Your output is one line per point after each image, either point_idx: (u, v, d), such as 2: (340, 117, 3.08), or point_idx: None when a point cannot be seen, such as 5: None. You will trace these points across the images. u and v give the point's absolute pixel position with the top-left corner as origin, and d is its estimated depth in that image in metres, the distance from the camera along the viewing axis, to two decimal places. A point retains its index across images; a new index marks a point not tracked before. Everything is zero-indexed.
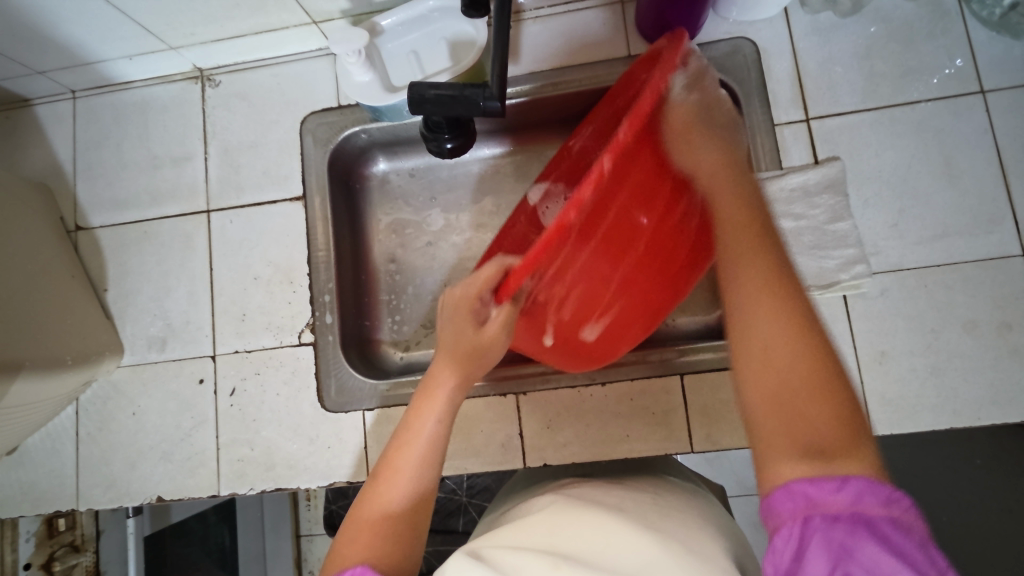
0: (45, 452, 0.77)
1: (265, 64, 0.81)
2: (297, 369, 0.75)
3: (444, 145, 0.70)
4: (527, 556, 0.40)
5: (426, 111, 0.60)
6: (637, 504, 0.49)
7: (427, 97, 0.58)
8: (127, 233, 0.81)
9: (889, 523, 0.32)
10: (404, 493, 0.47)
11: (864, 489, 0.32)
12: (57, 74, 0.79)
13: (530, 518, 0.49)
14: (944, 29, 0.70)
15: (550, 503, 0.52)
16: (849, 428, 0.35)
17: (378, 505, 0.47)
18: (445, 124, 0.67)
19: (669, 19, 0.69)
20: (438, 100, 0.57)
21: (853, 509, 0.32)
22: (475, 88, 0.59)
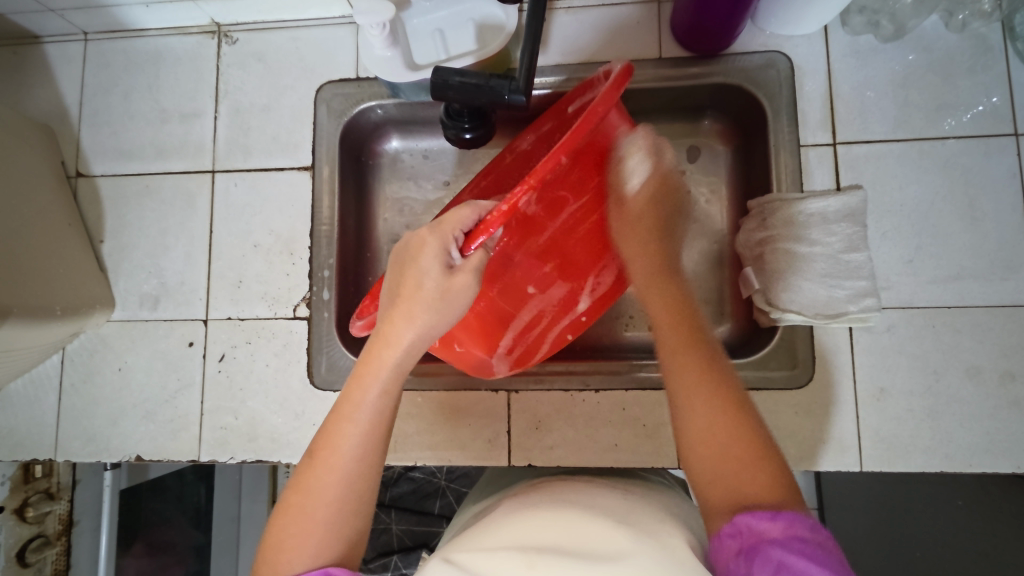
0: (27, 399, 0.76)
1: (286, 26, 0.79)
2: (289, 342, 0.74)
3: (462, 134, 0.68)
4: (495, 556, 0.39)
5: (448, 98, 0.58)
6: (611, 503, 0.47)
7: (451, 83, 0.57)
8: (129, 185, 0.79)
9: (817, 545, 0.37)
10: (328, 507, 0.45)
11: (791, 518, 0.38)
12: (70, 13, 0.76)
13: (495, 517, 0.49)
14: (984, 65, 0.68)
15: (520, 501, 0.51)
16: (747, 445, 0.42)
17: (305, 522, 0.45)
18: (466, 113, 0.66)
19: (705, 26, 0.67)
20: (462, 87, 0.56)
21: (786, 533, 0.37)
22: (502, 79, 0.57)
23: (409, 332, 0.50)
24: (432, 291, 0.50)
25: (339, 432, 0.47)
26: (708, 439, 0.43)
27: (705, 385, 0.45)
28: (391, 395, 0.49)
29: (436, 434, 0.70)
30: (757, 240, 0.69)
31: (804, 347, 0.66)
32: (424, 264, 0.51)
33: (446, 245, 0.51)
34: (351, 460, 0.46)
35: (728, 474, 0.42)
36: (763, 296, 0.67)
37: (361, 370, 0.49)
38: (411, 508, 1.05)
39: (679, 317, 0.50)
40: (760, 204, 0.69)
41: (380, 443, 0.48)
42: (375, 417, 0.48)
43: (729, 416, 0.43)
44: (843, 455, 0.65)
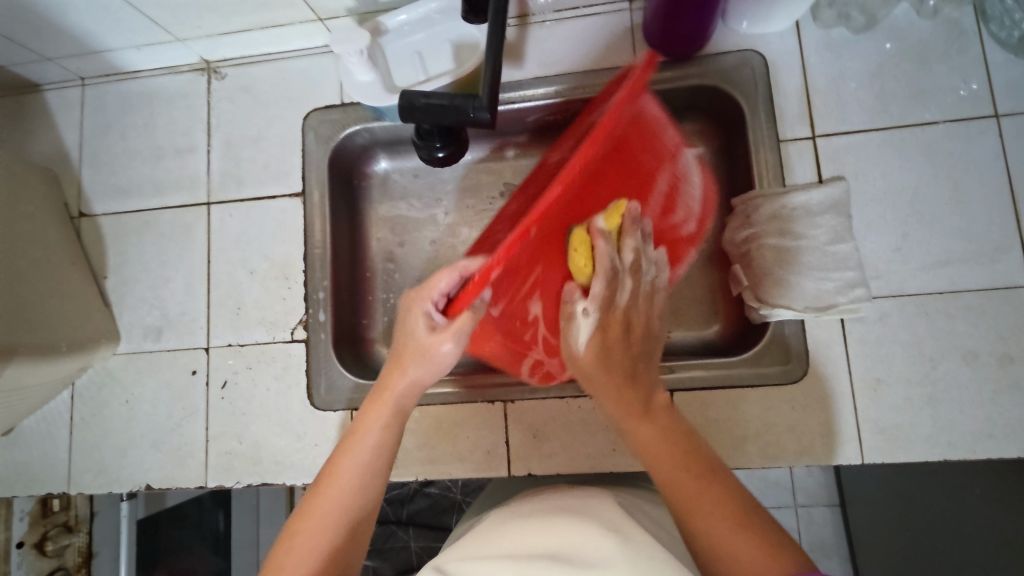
0: (41, 434, 0.78)
1: (272, 59, 0.81)
2: (288, 365, 0.75)
3: (435, 153, 0.69)
4: (488, 564, 0.41)
5: (417, 119, 0.59)
6: (599, 508, 0.49)
7: (417, 104, 0.57)
8: (129, 222, 0.81)
9: None
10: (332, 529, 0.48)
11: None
12: (65, 61, 0.80)
13: (486, 529, 0.50)
14: (960, 49, 0.68)
15: (514, 510, 0.52)
16: (734, 509, 0.45)
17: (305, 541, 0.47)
18: (436, 132, 0.67)
19: (676, 29, 0.68)
20: (427, 107, 0.57)
21: None
22: (466, 97, 0.58)
23: (408, 376, 0.55)
24: (418, 347, 0.54)
25: (345, 460, 0.51)
26: (711, 510, 0.44)
27: (690, 485, 0.46)
28: (392, 431, 0.53)
29: (436, 448, 0.71)
30: (743, 237, 0.69)
31: (797, 341, 0.66)
32: (413, 326, 0.55)
33: (429, 310, 0.55)
34: (359, 482, 0.50)
35: (729, 554, 0.42)
36: (752, 293, 0.67)
37: (370, 404, 0.55)
38: (429, 524, 1.06)
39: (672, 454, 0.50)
40: (743, 202, 0.69)
41: (382, 467, 0.52)
42: (375, 456, 0.51)
43: (738, 532, 0.43)
44: (844, 448, 0.64)
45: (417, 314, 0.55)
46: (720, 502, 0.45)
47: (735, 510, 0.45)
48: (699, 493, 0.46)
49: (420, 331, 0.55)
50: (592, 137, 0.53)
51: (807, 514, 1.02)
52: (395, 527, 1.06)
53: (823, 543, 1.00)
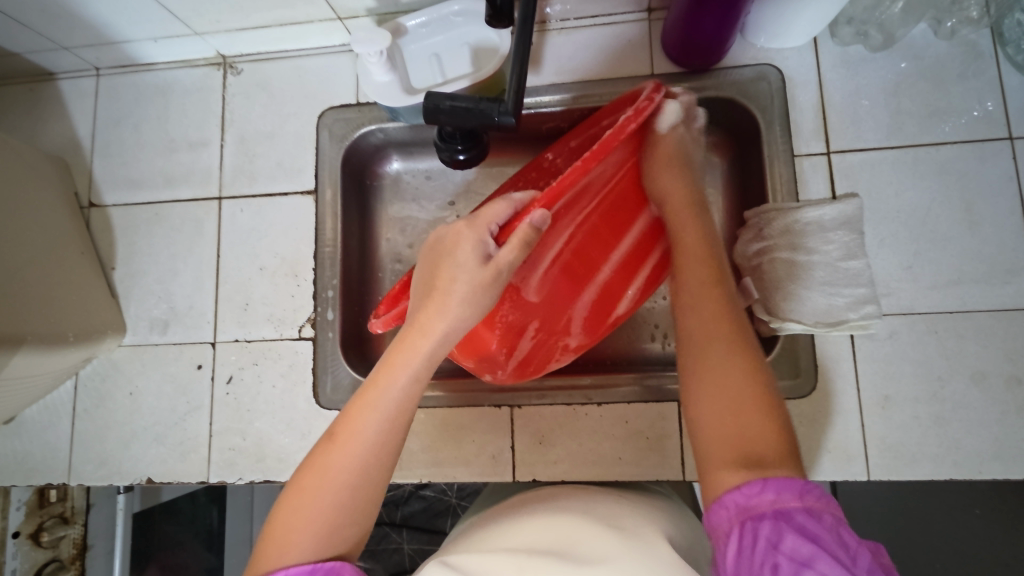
0: (42, 424, 0.78)
1: (289, 56, 0.81)
2: (294, 362, 0.75)
3: (456, 156, 0.69)
4: (493, 558, 0.40)
5: (440, 122, 0.59)
6: (605, 509, 0.48)
7: (442, 107, 0.57)
8: (139, 213, 0.81)
9: (802, 513, 0.37)
10: (342, 490, 0.46)
11: (780, 485, 0.39)
12: (82, 50, 0.80)
13: (480, 528, 0.50)
14: (976, 71, 0.68)
15: (523, 507, 0.52)
16: (774, 430, 0.42)
17: (316, 502, 0.45)
18: (458, 136, 0.67)
19: (696, 41, 0.68)
20: (453, 110, 0.57)
21: (774, 507, 0.38)
22: (491, 102, 0.58)
23: (442, 323, 0.51)
24: (463, 271, 0.52)
25: (363, 415, 0.48)
26: (732, 420, 0.43)
27: (728, 367, 0.46)
28: (419, 382, 0.50)
29: (441, 450, 0.71)
30: (754, 250, 0.69)
31: (806, 356, 0.66)
32: (458, 256, 0.52)
33: (482, 237, 0.53)
34: (370, 445, 0.47)
35: (731, 433, 0.43)
36: (763, 306, 0.67)
37: (393, 357, 0.50)
38: (422, 526, 1.05)
39: (727, 327, 0.49)
40: (755, 215, 0.69)
41: (401, 430, 0.49)
42: (400, 402, 0.48)
43: (754, 408, 0.44)
44: (850, 465, 0.64)
45: (466, 238, 0.53)
46: (738, 369, 0.45)
47: (757, 391, 0.44)
48: (727, 368, 0.46)
49: (473, 262, 0.52)
50: (604, 140, 0.54)
51: None
52: (388, 529, 1.06)
53: None
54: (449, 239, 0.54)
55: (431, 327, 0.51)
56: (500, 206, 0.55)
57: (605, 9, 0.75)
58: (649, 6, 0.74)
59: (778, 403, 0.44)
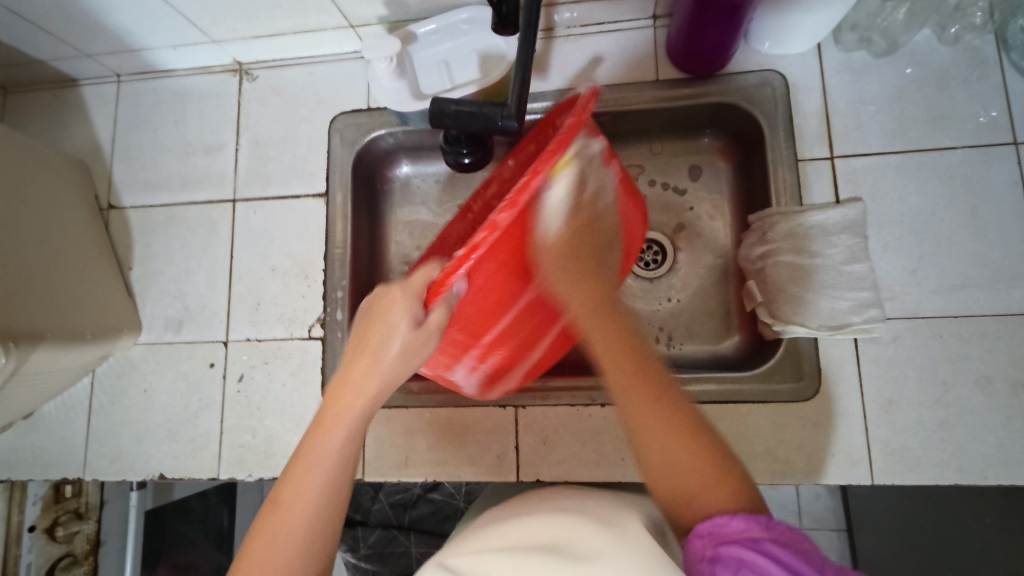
0: (60, 419, 0.80)
1: (302, 63, 0.84)
2: (304, 361, 0.77)
3: (462, 159, 0.71)
4: (487, 557, 0.40)
5: (445, 125, 0.60)
6: (599, 509, 0.48)
7: (447, 110, 0.59)
8: (156, 215, 0.83)
9: (771, 542, 0.40)
10: (306, 520, 0.46)
11: (748, 517, 0.41)
12: (104, 58, 0.82)
13: (469, 534, 0.50)
14: (980, 77, 0.69)
15: (517, 509, 0.52)
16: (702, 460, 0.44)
17: (282, 533, 0.45)
18: (464, 138, 0.69)
19: (700, 47, 0.69)
20: (457, 114, 0.58)
21: (743, 534, 0.40)
22: (494, 106, 0.59)
23: (387, 364, 0.50)
24: (393, 334, 0.50)
25: (318, 450, 0.48)
26: (671, 466, 0.44)
27: (657, 408, 0.46)
28: (367, 417, 0.50)
29: (446, 450, 0.71)
30: (758, 254, 0.70)
31: (811, 359, 0.66)
32: (389, 317, 0.50)
33: (408, 302, 0.50)
34: (326, 478, 0.47)
35: (674, 477, 0.44)
36: (766, 309, 0.68)
37: (340, 395, 0.50)
38: (429, 531, 1.06)
39: (620, 353, 0.50)
40: (759, 219, 0.70)
41: (355, 459, 0.49)
42: (350, 436, 0.48)
43: (687, 452, 0.44)
44: (854, 468, 0.64)
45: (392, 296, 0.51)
46: (669, 415, 0.46)
47: (689, 432, 0.45)
48: (655, 410, 0.46)
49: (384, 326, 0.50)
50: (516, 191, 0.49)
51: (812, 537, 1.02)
52: (396, 532, 1.07)
53: None
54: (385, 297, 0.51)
55: (367, 375, 0.50)
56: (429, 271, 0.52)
57: (611, 16, 0.76)
58: (654, 13, 0.76)
59: (711, 433, 0.46)
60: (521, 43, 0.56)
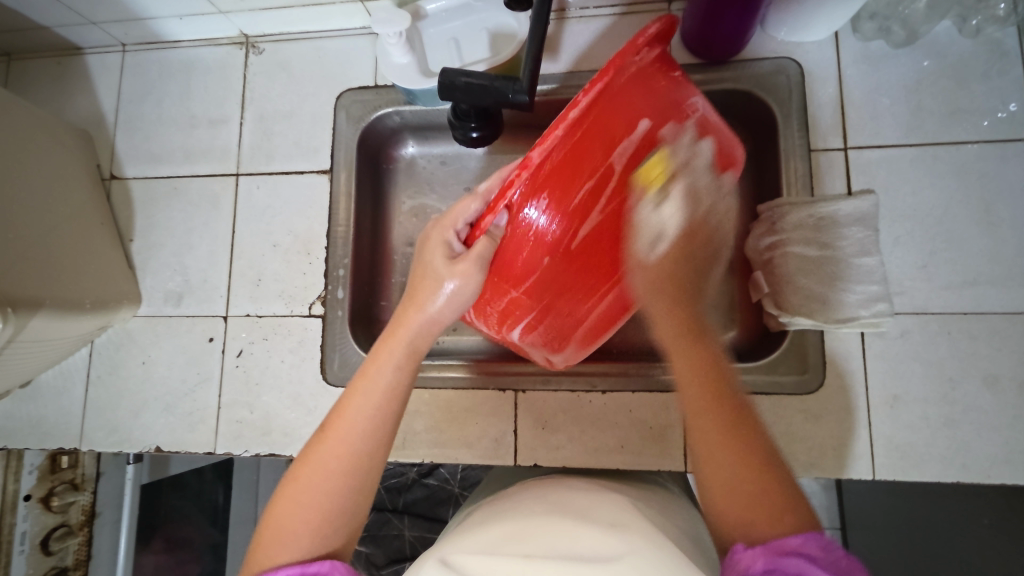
0: (57, 389, 0.79)
1: (310, 37, 0.82)
2: (303, 339, 0.76)
3: (469, 134, 0.70)
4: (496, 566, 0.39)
5: (454, 98, 0.59)
6: (607, 511, 0.47)
7: (458, 83, 0.57)
8: (158, 188, 0.82)
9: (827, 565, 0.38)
10: (337, 475, 0.46)
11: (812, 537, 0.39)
12: (109, 26, 0.81)
13: (460, 531, 0.49)
14: (1000, 70, 0.67)
15: (517, 505, 0.51)
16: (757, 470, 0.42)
17: (310, 489, 0.45)
18: (473, 113, 0.68)
19: (716, 32, 0.68)
20: (468, 87, 0.56)
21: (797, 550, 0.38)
22: (505, 79, 0.58)
23: (422, 318, 0.52)
24: (437, 275, 0.52)
25: (353, 404, 0.48)
26: (730, 484, 0.42)
27: (738, 443, 0.43)
28: (406, 372, 0.50)
29: (444, 432, 0.71)
30: (766, 244, 0.69)
31: (815, 352, 0.66)
32: (430, 258, 0.53)
33: (449, 237, 0.54)
34: (362, 432, 0.47)
35: (731, 506, 0.42)
36: (773, 300, 0.67)
37: (379, 349, 0.51)
38: (423, 514, 1.06)
39: (698, 386, 0.45)
40: (768, 209, 0.69)
41: (394, 417, 0.49)
42: (389, 390, 0.49)
43: (755, 476, 0.42)
44: (856, 463, 0.64)
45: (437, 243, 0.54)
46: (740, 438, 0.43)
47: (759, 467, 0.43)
48: (734, 445, 0.43)
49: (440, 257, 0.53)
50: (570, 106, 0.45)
51: None
52: (390, 515, 1.07)
53: None
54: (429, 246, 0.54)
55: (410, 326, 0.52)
56: (467, 203, 0.55)
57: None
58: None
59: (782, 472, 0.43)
60: (535, 17, 0.55)
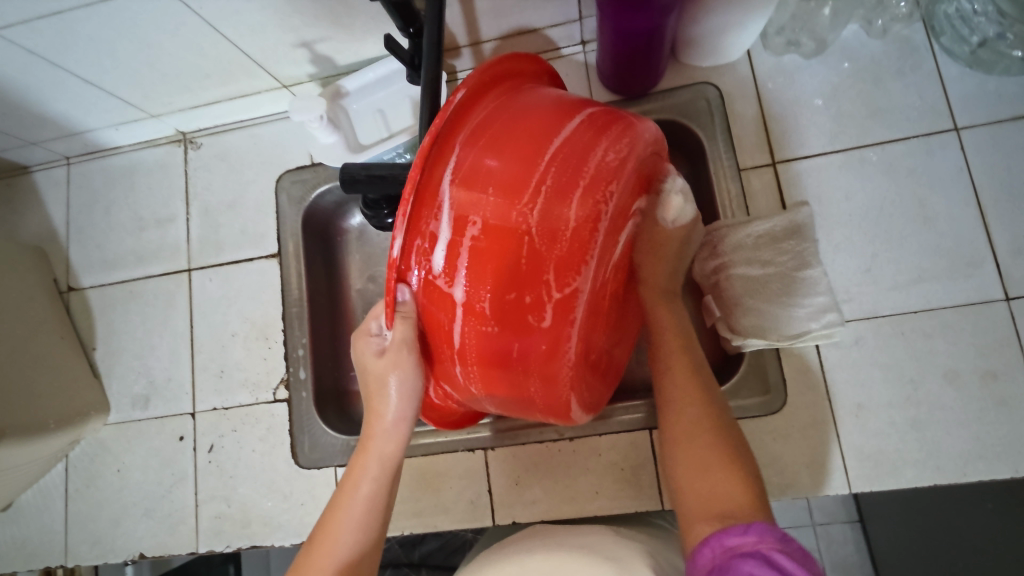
0: (38, 508, 0.80)
1: (243, 125, 0.84)
2: (271, 425, 0.76)
3: (385, 220, 0.67)
4: None
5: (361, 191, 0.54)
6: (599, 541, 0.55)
7: (359, 178, 0.53)
8: (115, 293, 0.84)
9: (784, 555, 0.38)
10: None
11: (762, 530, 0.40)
12: (49, 143, 0.83)
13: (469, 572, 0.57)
14: (912, 66, 0.68)
15: (513, 542, 0.59)
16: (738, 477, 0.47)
17: None
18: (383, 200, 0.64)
19: (628, 66, 0.68)
20: (369, 182, 0.52)
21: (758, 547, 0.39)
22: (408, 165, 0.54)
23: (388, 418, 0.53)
24: (377, 376, 0.51)
25: (336, 521, 0.52)
26: (703, 497, 0.46)
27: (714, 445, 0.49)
28: (382, 479, 0.54)
29: (420, 501, 0.70)
30: (711, 267, 0.69)
31: (774, 371, 0.65)
32: (365, 358, 0.52)
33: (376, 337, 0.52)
34: (347, 546, 0.51)
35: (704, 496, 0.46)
36: (725, 323, 0.67)
37: (356, 459, 0.54)
38: (440, 565, 1.03)
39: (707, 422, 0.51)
40: (708, 233, 0.69)
41: (375, 528, 0.53)
42: (370, 500, 0.53)
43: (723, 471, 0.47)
44: (831, 478, 0.63)
45: (365, 341, 0.52)
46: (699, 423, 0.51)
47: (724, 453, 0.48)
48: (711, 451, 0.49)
49: (370, 356, 0.51)
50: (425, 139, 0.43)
51: (828, 533, 0.94)
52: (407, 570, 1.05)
53: (845, 566, 0.94)
54: (362, 342, 0.53)
55: (378, 415, 0.53)
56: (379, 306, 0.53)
57: (539, 46, 0.76)
58: (583, 37, 0.75)
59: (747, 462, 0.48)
60: (427, 61, 0.53)
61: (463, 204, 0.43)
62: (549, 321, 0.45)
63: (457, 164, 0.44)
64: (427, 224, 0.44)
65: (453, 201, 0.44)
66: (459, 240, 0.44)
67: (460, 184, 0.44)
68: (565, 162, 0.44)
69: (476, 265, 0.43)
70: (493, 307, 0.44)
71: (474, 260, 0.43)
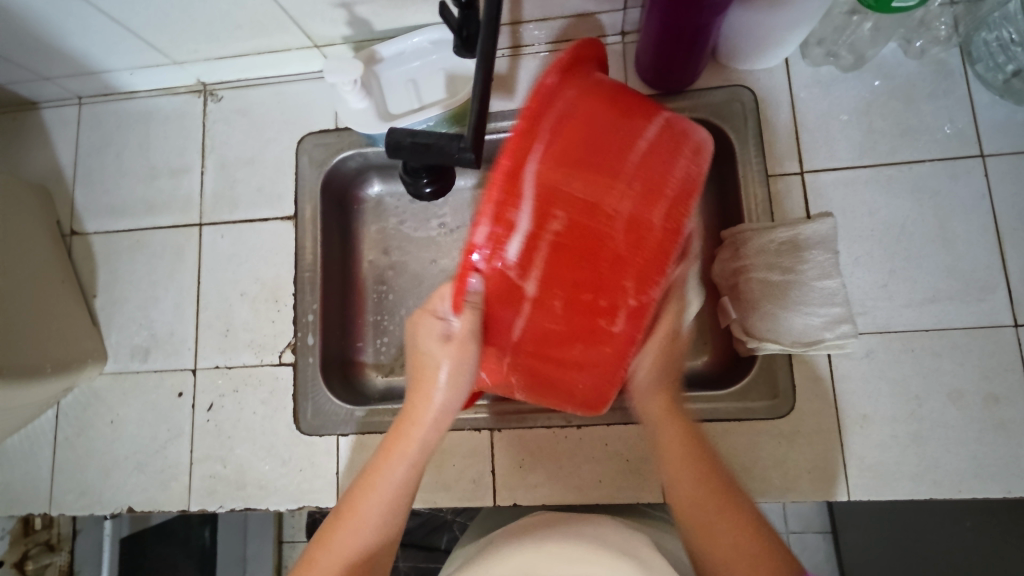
0: (23, 454, 0.77)
1: (268, 82, 0.82)
2: (275, 388, 0.75)
3: (423, 189, 0.68)
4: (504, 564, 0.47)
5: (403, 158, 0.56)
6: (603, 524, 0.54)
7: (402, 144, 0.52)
8: (121, 241, 0.81)
9: None
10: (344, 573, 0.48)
11: None
12: (63, 80, 0.80)
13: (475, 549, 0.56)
14: (946, 90, 0.69)
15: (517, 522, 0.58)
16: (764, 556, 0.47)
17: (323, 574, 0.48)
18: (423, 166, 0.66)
19: (669, 58, 0.68)
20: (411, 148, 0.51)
21: None
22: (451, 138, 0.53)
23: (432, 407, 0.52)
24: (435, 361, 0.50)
25: (365, 500, 0.50)
26: (748, 560, 0.47)
27: (737, 514, 0.49)
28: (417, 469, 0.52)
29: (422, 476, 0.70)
30: (732, 269, 0.69)
31: (785, 377, 0.66)
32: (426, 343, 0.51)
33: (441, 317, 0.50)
34: (373, 528, 0.50)
35: (722, 555, 0.47)
36: (740, 325, 0.67)
37: (391, 443, 0.52)
38: (417, 543, 1.03)
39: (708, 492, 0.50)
40: (731, 235, 0.69)
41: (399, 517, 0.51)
42: (399, 491, 0.51)
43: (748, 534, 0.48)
44: (831, 485, 0.64)
45: (426, 320, 0.51)
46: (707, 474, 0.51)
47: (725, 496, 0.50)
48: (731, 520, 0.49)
49: (434, 340, 0.50)
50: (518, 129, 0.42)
51: (801, 539, 0.97)
52: None
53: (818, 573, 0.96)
54: (424, 324, 0.52)
55: (426, 402, 0.53)
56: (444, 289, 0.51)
57: (579, 32, 0.76)
58: (623, 28, 0.75)
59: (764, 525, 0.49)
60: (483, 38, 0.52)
61: (550, 195, 0.42)
62: (620, 326, 0.44)
63: (544, 155, 0.43)
64: (508, 211, 0.42)
65: (538, 192, 0.42)
66: (541, 233, 0.42)
67: (547, 176, 0.42)
68: (649, 172, 0.44)
69: (556, 262, 0.42)
70: (565, 306, 0.43)
71: (552, 256, 0.42)
